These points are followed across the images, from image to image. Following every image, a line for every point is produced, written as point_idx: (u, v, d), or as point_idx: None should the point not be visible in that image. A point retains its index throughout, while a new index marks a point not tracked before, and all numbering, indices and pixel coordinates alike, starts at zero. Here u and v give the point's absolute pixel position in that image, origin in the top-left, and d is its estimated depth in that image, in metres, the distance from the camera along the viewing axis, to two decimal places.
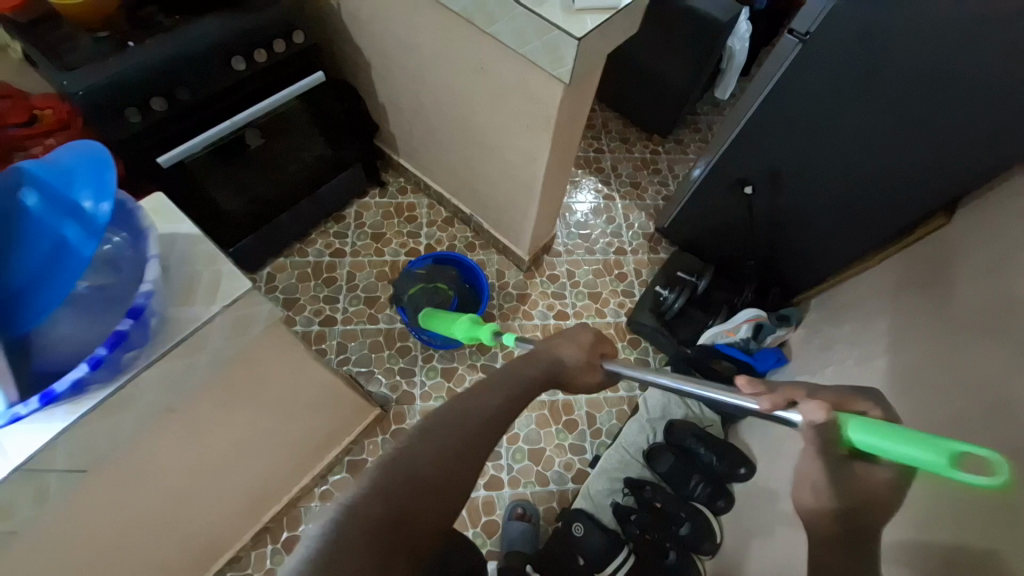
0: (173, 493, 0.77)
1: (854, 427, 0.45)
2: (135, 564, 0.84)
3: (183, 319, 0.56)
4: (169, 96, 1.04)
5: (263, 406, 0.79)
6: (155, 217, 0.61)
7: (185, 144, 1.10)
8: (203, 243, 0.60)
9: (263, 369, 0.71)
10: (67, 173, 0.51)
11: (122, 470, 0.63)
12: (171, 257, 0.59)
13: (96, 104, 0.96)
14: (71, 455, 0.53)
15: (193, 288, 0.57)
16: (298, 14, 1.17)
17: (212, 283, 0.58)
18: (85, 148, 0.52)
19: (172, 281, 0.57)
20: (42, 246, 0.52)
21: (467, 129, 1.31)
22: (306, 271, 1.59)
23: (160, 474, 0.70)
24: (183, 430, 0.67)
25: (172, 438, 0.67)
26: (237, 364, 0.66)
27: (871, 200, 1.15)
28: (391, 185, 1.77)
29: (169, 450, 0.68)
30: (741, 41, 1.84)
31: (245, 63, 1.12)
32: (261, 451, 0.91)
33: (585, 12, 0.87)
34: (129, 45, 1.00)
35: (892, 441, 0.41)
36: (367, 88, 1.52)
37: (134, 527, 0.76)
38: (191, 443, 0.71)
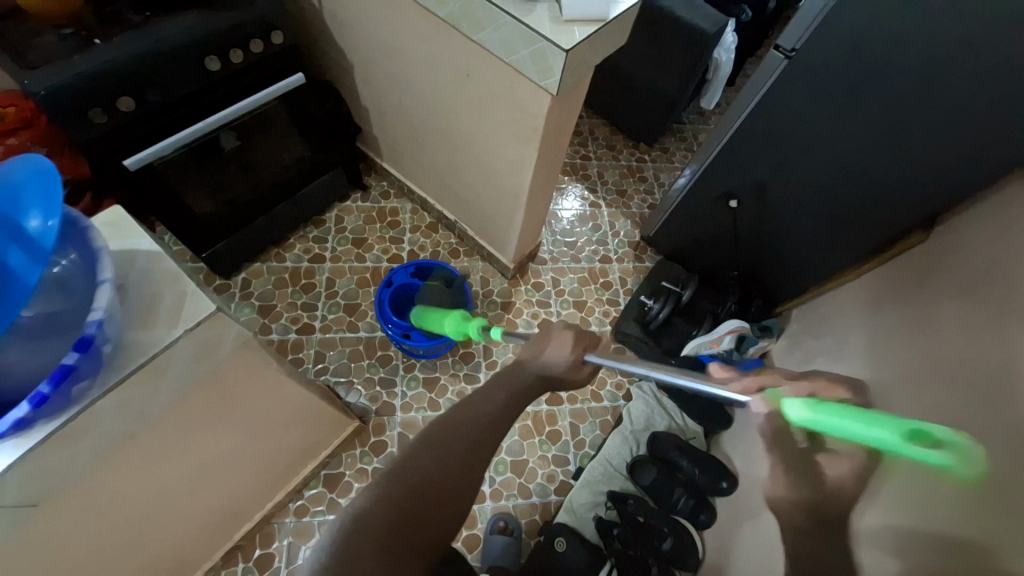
0: (135, 519, 0.73)
1: (809, 409, 0.51)
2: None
3: (142, 343, 0.52)
4: (138, 97, 0.99)
5: (233, 425, 0.76)
6: (114, 232, 0.57)
7: (154, 146, 1.06)
8: (166, 262, 0.57)
9: (232, 390, 0.68)
10: (12, 191, 0.47)
11: (81, 499, 0.59)
12: (130, 277, 0.55)
13: (59, 104, 0.90)
14: (21, 491, 0.49)
15: (154, 311, 0.54)
16: (278, 13, 1.12)
17: (174, 305, 0.54)
18: (30, 161, 0.48)
19: (130, 303, 0.54)
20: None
21: (452, 135, 1.29)
22: (284, 277, 1.54)
23: (120, 501, 0.66)
24: (143, 456, 0.63)
25: (130, 464, 0.63)
26: (204, 388, 0.62)
27: (852, 215, 1.17)
28: (373, 189, 1.73)
29: (130, 477, 0.64)
30: (727, 52, 1.85)
31: (219, 63, 1.07)
32: (232, 470, 0.87)
33: (573, 23, 0.85)
34: (95, 42, 0.94)
35: (846, 420, 0.47)
36: (349, 90, 1.48)
37: (92, 556, 0.72)
38: (152, 468, 0.67)
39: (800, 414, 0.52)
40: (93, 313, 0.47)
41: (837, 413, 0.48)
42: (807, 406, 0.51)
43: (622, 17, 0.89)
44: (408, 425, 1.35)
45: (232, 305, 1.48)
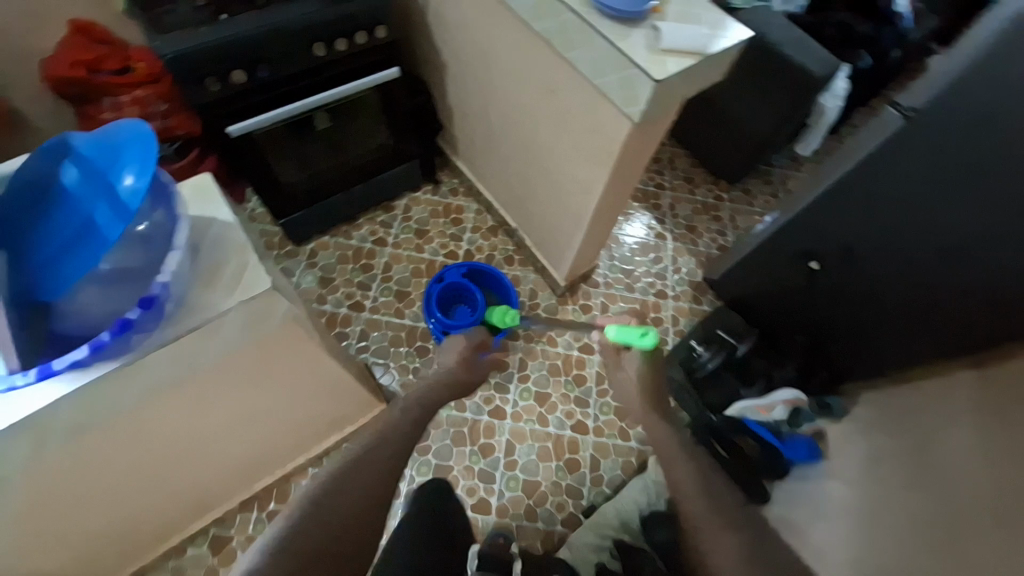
0: (169, 454, 0.79)
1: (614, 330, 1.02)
2: (120, 511, 0.86)
3: (199, 307, 0.56)
4: (250, 71, 1.08)
5: (269, 388, 0.80)
6: (200, 197, 0.62)
7: (257, 118, 1.15)
8: (236, 233, 0.60)
9: (274, 358, 0.72)
10: (114, 151, 0.53)
11: (123, 426, 0.64)
12: (203, 241, 0.59)
13: (183, 68, 1.00)
14: (73, 412, 0.54)
15: (216, 278, 0.57)
16: (386, 8, 1.18)
17: (234, 276, 0.58)
18: (133, 126, 0.53)
19: (197, 266, 0.58)
20: (76, 215, 0.54)
21: (528, 146, 1.29)
22: (347, 254, 1.62)
23: (159, 436, 0.72)
24: (187, 402, 0.68)
25: (171, 405, 0.67)
26: (251, 351, 0.66)
27: (954, 301, 1.02)
28: (444, 184, 1.78)
29: (172, 417, 0.70)
30: (835, 99, 1.72)
31: (325, 50, 1.14)
32: (260, 427, 0.92)
33: (670, 54, 0.82)
34: (221, 17, 1.04)
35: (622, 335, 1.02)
36: (438, 87, 1.53)
37: (129, 479, 0.78)
38: (188, 414, 0.72)
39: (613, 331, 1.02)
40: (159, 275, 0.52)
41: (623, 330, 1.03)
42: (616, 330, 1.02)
43: (722, 53, 0.84)
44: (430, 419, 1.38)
45: (296, 270, 1.57)
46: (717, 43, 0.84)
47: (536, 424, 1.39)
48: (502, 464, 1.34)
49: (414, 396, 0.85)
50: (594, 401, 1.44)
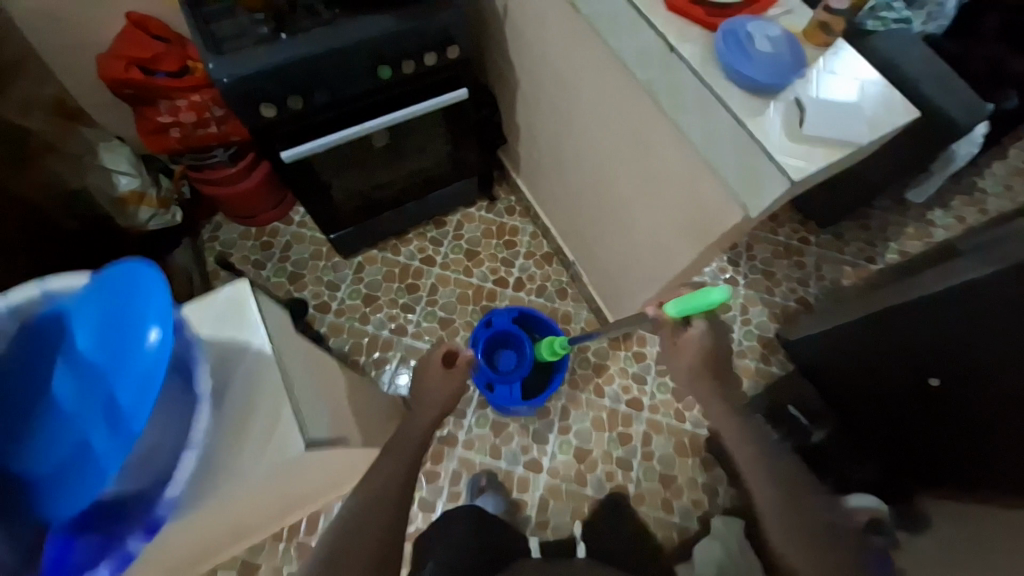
0: (180, 542, 0.74)
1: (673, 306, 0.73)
2: None
3: (229, 464, 0.57)
4: (306, 96, 0.98)
5: (296, 480, 0.74)
6: (231, 323, 0.62)
7: (313, 142, 1.07)
8: (267, 369, 0.61)
9: (297, 470, 0.68)
10: (116, 306, 0.49)
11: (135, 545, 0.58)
12: (233, 380, 0.60)
13: (237, 94, 0.92)
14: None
15: (247, 427, 0.58)
16: (460, 27, 1.04)
17: (267, 430, 0.59)
18: (126, 275, 0.50)
19: (229, 416, 0.59)
20: (86, 386, 0.51)
21: (602, 188, 1.14)
22: (394, 271, 1.55)
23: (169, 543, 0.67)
24: (195, 521, 0.64)
25: (184, 529, 0.62)
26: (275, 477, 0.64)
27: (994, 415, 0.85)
28: (500, 201, 1.66)
29: (181, 531, 0.65)
30: (971, 145, 1.44)
31: (390, 71, 1.03)
32: (283, 499, 0.86)
33: (813, 141, 0.68)
34: (280, 36, 0.93)
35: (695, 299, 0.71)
36: (506, 102, 1.39)
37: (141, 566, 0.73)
38: (199, 524, 0.66)
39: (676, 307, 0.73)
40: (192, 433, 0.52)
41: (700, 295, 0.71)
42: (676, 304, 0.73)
43: (875, 139, 0.69)
44: (464, 463, 1.33)
45: (341, 285, 1.52)
46: (871, 128, 0.68)
47: (573, 483, 1.32)
48: (532, 522, 1.28)
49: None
50: (639, 465, 1.34)
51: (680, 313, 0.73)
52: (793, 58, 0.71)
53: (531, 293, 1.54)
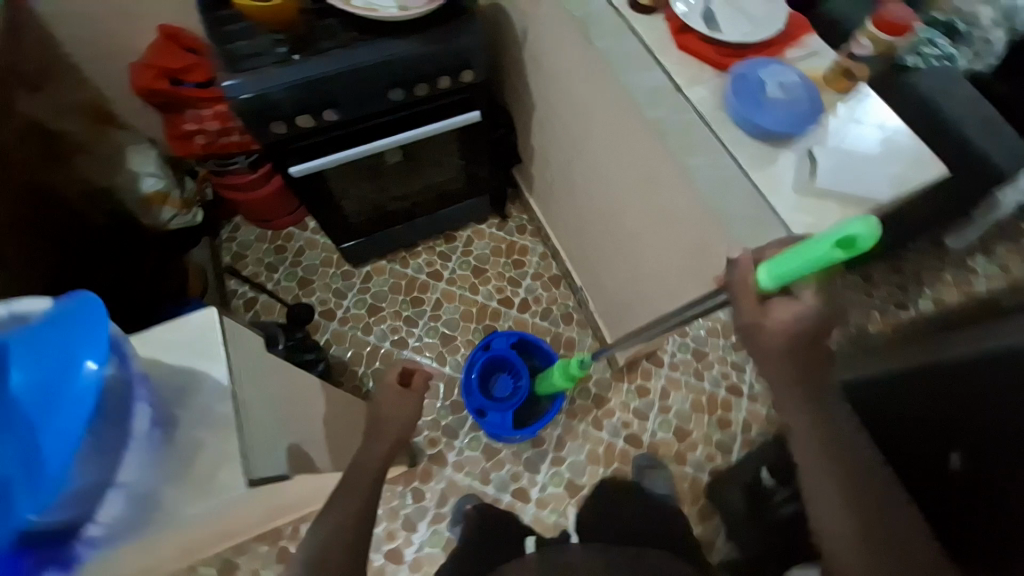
0: (149, 560, 0.74)
1: (765, 273, 0.51)
2: None
3: (171, 497, 0.57)
4: (317, 115, 1.00)
5: (254, 504, 0.73)
6: (195, 349, 0.63)
7: (324, 158, 1.11)
8: (221, 399, 0.61)
9: (253, 500, 0.68)
10: (54, 342, 0.50)
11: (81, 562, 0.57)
12: (185, 411, 0.60)
13: (251, 111, 0.94)
14: None
15: (193, 462, 0.59)
16: (475, 52, 1.04)
17: (212, 462, 0.59)
18: (71, 309, 0.51)
19: (175, 449, 0.59)
20: (13, 424, 0.50)
21: (609, 218, 1.12)
22: (400, 283, 1.55)
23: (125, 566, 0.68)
24: (142, 551, 0.64)
25: (122, 561, 0.62)
26: (221, 511, 0.64)
27: None
28: (512, 220, 1.65)
29: (131, 559, 0.65)
30: None
31: (402, 94, 1.04)
32: (249, 518, 0.85)
33: (829, 195, 0.61)
34: (294, 56, 0.95)
35: (793, 264, 0.48)
36: (522, 123, 1.38)
37: None
38: (152, 550, 0.67)
39: (766, 276, 0.51)
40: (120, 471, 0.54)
41: (800, 255, 0.48)
42: (768, 270, 0.51)
43: (898, 201, 0.61)
44: (452, 486, 1.31)
45: (348, 294, 1.53)
46: (893, 188, 0.61)
47: (562, 517, 1.28)
48: None
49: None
50: None
51: (776, 281, 0.51)
52: (810, 107, 0.66)
53: (535, 316, 1.52)
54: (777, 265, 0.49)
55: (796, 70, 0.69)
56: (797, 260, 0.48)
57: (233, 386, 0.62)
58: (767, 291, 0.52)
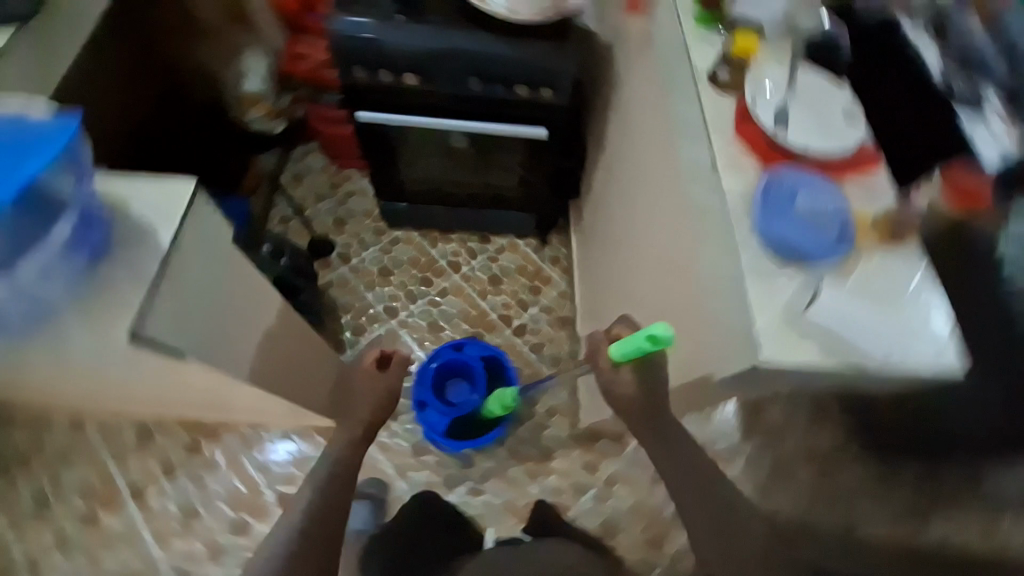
0: (73, 375, 0.81)
1: (614, 347, 0.71)
2: (39, 386, 0.94)
3: (68, 315, 0.62)
4: (396, 75, 1.06)
5: (177, 374, 0.77)
6: (158, 206, 0.65)
7: (389, 115, 1.16)
8: (148, 260, 0.63)
9: (161, 367, 0.72)
10: (23, 135, 0.54)
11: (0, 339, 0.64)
12: (117, 255, 0.63)
13: (342, 50, 1.02)
14: None
15: (98, 298, 0.62)
16: (561, 75, 1.05)
17: (112, 306, 0.62)
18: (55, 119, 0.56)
19: (92, 280, 0.62)
20: None
21: (622, 279, 1.07)
22: (421, 258, 1.58)
23: (45, 367, 0.75)
24: (52, 359, 0.70)
25: (31, 356, 0.69)
26: (121, 360, 0.68)
27: None
28: (550, 247, 1.63)
29: (47, 362, 0.71)
30: None
31: (481, 85, 1.07)
32: (170, 387, 0.90)
33: (814, 334, 0.56)
34: (398, 17, 1.02)
35: (626, 345, 0.69)
36: (592, 161, 1.37)
37: (39, 375, 0.82)
38: (66, 364, 0.72)
39: (615, 350, 0.71)
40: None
41: (631, 341, 0.68)
42: (617, 345, 0.71)
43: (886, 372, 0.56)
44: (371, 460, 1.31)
45: (371, 247, 1.58)
46: (888, 357, 0.56)
47: None
48: None
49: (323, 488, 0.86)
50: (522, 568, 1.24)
51: (622, 354, 0.70)
52: (834, 241, 0.60)
53: (526, 344, 1.49)
54: (618, 345, 0.69)
55: (842, 197, 0.63)
56: (631, 339, 0.68)
57: (164, 253, 0.63)
58: (618, 360, 0.71)
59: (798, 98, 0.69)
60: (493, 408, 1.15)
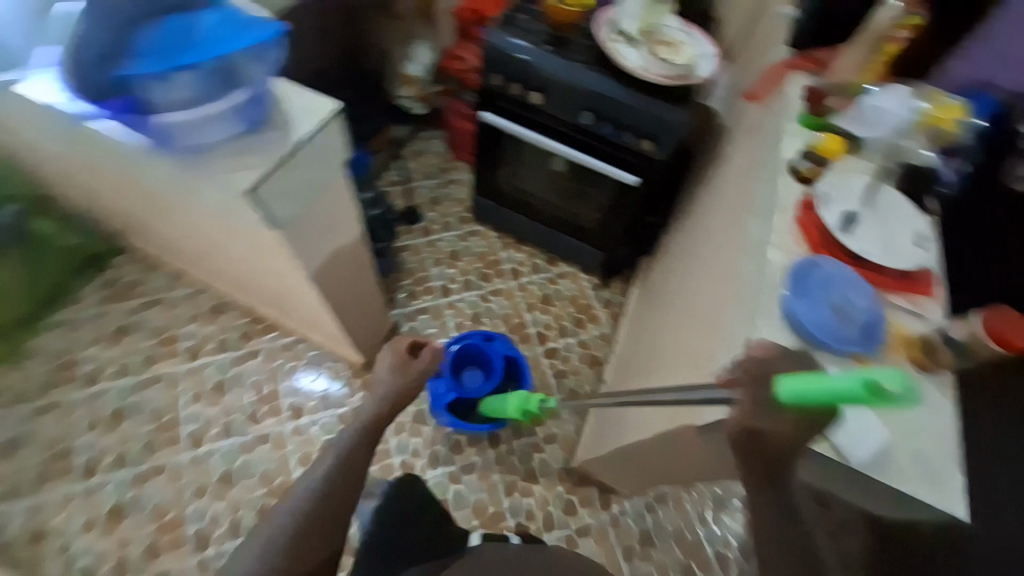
0: (201, 229, 1.03)
1: (786, 382, 0.43)
2: (171, 231, 1.17)
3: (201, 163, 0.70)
4: (526, 91, 1.22)
5: (269, 254, 0.95)
6: (307, 113, 0.74)
7: (507, 122, 1.31)
8: (282, 148, 0.72)
9: (260, 242, 0.89)
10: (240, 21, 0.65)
11: (152, 166, 0.76)
12: (261, 138, 0.72)
13: (490, 59, 1.20)
14: (128, 163, 0.80)
15: (231, 162, 0.71)
16: (668, 133, 1.14)
17: (239, 170, 0.70)
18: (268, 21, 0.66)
19: (234, 146, 0.71)
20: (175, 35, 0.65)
21: (657, 333, 1.09)
22: (489, 256, 1.72)
23: (187, 212, 0.96)
24: (194, 205, 0.89)
25: (179, 195, 0.87)
26: (236, 221, 0.83)
27: None
28: (609, 291, 1.68)
29: (191, 208, 0.92)
30: None
31: (592, 120, 1.19)
32: (259, 268, 1.08)
33: None
34: (545, 46, 1.18)
35: (820, 385, 0.40)
36: (675, 224, 1.42)
37: (178, 220, 1.05)
38: (202, 215, 0.93)
39: (788, 388, 0.43)
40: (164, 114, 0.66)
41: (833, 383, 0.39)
42: (796, 383, 0.42)
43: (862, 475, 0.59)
44: None
45: (452, 230, 1.75)
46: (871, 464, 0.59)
47: None
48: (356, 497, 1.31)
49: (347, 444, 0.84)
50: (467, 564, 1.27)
51: (796, 398, 0.42)
52: (859, 338, 0.61)
53: (551, 367, 1.54)
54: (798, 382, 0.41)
55: (880, 304, 0.65)
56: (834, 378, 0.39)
57: (290, 150, 0.72)
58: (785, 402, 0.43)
59: (869, 211, 0.73)
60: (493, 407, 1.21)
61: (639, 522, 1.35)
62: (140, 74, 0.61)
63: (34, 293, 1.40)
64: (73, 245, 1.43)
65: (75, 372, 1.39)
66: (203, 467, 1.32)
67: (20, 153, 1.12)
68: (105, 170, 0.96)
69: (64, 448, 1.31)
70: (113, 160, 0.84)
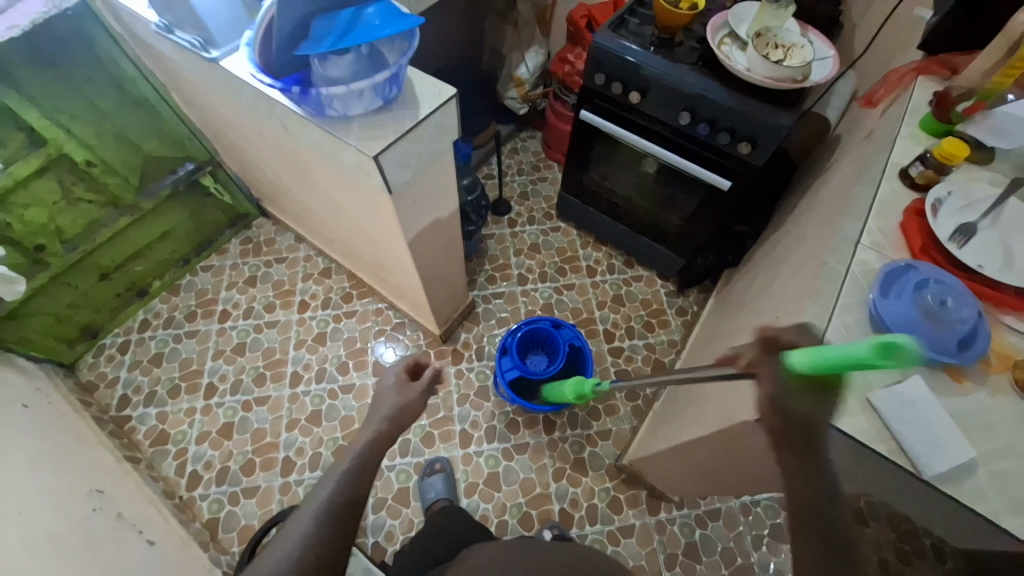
0: (324, 192, 1.20)
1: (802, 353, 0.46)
2: (302, 194, 1.38)
3: (343, 129, 0.83)
4: (626, 90, 1.25)
5: (377, 218, 1.09)
6: (433, 96, 0.86)
7: (603, 120, 1.36)
8: (409, 122, 0.83)
9: (374, 205, 1.02)
10: (391, 13, 0.77)
11: (303, 131, 0.91)
12: (394, 112, 0.84)
13: (595, 59, 1.25)
14: (281, 126, 0.96)
15: (368, 129, 0.83)
16: (768, 138, 1.11)
17: (371, 135, 0.82)
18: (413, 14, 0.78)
19: (371, 118, 0.84)
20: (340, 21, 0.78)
21: (726, 336, 1.07)
22: (567, 252, 1.77)
23: (317, 175, 1.13)
24: (325, 168, 1.05)
25: (315, 157, 1.03)
26: (359, 184, 0.97)
27: None
28: (683, 299, 1.67)
29: (321, 171, 1.09)
30: None
31: (689, 121, 1.20)
32: (364, 231, 1.24)
33: (868, 410, 0.56)
34: (650, 48, 1.21)
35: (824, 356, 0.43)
36: (764, 236, 1.38)
37: (308, 182, 1.23)
38: (328, 177, 1.09)
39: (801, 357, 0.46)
40: (322, 88, 0.79)
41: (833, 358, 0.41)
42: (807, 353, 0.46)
43: (939, 489, 0.53)
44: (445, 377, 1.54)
45: (535, 224, 1.83)
46: (947, 478, 0.53)
47: (465, 481, 1.39)
48: (416, 454, 1.42)
49: (317, 523, 0.63)
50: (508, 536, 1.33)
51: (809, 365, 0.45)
52: (954, 349, 0.58)
53: (614, 365, 1.55)
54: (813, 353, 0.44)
55: (982, 317, 0.60)
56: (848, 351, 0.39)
57: (414, 124, 0.83)
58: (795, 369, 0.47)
59: (989, 225, 0.68)
60: (553, 388, 1.26)
61: (686, 533, 1.33)
62: (312, 54, 0.75)
63: (191, 240, 1.69)
64: (226, 203, 1.72)
65: (212, 308, 1.66)
66: (297, 403, 1.51)
67: (206, 122, 1.38)
68: (261, 135, 1.16)
69: (194, 368, 1.57)
70: (274, 124, 1.00)
